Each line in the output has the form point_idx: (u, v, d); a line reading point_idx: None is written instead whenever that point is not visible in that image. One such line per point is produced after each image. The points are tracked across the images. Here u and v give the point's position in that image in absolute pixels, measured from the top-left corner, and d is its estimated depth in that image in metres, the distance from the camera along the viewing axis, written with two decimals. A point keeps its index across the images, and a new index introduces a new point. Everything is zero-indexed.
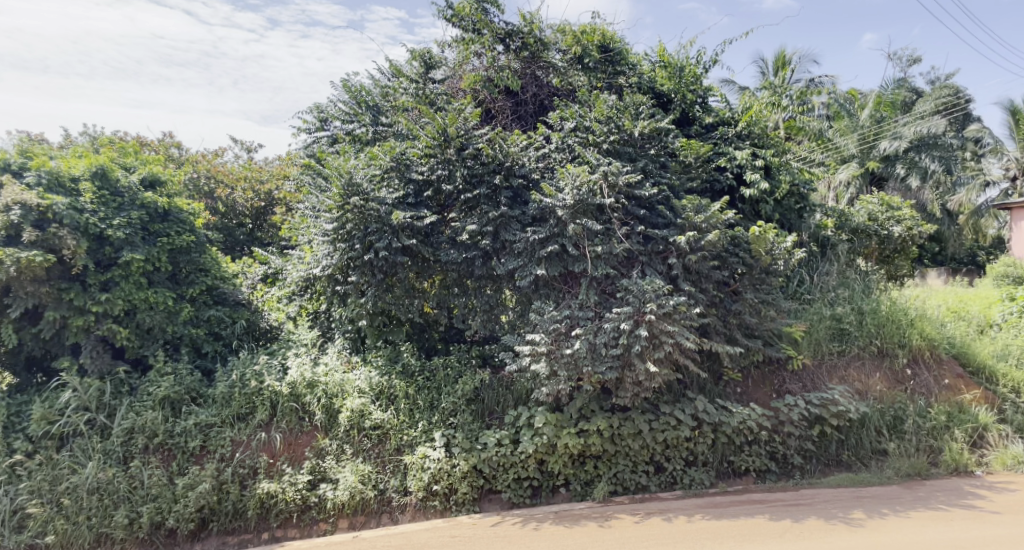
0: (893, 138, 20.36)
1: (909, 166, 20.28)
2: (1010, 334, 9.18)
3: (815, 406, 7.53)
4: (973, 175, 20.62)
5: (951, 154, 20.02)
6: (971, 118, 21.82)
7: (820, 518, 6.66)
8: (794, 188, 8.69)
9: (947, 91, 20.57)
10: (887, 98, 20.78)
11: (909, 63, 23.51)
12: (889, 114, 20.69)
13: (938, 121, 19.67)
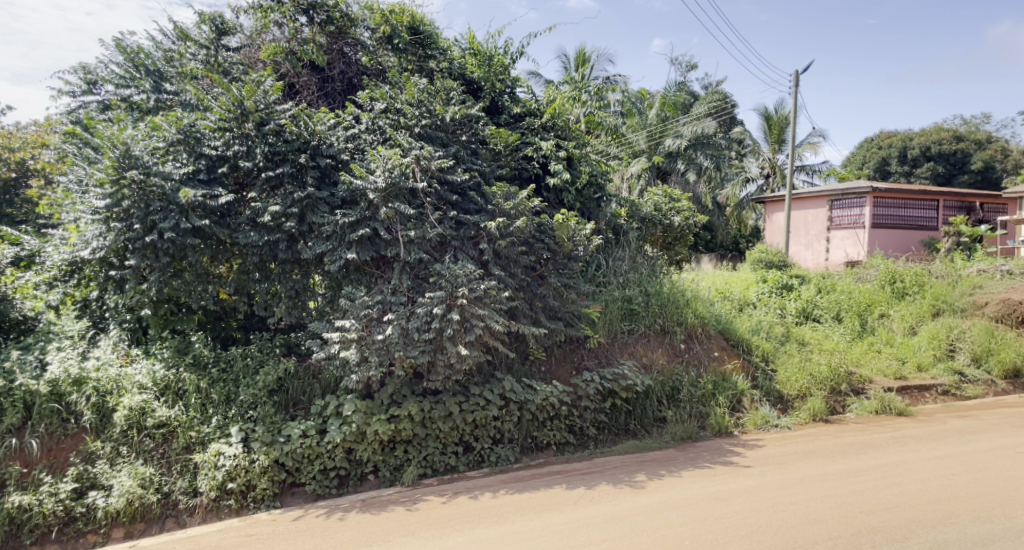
0: (675, 136, 24.40)
1: (687, 161, 24.50)
2: (761, 311, 10.75)
3: (608, 381, 8.21)
4: (737, 172, 25.04)
5: (719, 154, 24.47)
6: (735, 122, 26.64)
7: (609, 482, 7.31)
8: (594, 179, 9.40)
9: (717, 97, 25.41)
10: (670, 99, 24.67)
11: (685, 68, 26.85)
12: (671, 114, 24.59)
13: (709, 123, 24.09)
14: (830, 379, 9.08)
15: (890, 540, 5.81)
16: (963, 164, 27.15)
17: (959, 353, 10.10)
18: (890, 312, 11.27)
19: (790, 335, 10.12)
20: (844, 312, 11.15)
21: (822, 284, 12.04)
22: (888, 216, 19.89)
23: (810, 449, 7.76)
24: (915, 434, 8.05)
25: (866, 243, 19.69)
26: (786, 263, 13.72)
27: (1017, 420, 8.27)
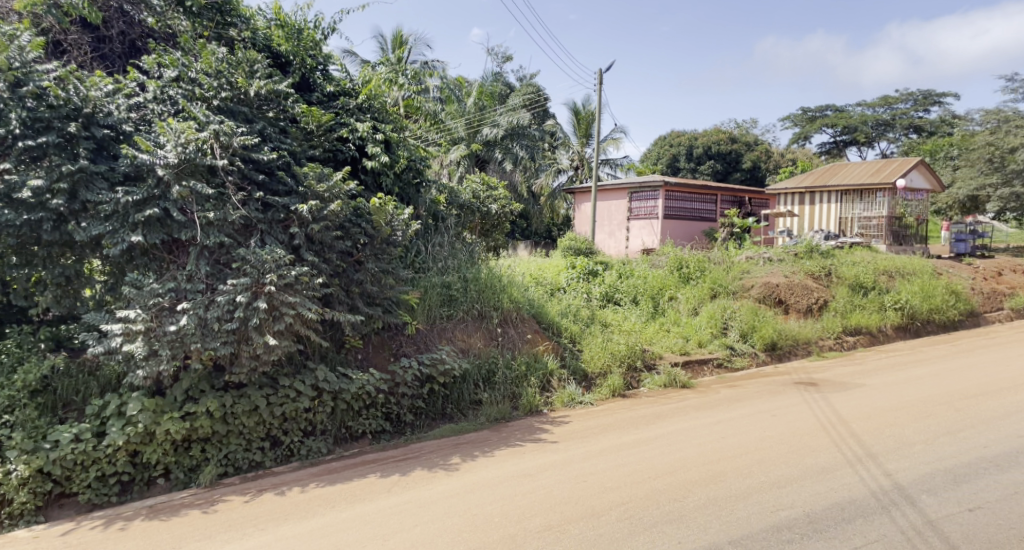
0: (493, 125, 25.77)
1: (505, 151, 25.78)
2: (570, 295, 11.44)
3: (425, 366, 8.25)
4: (550, 163, 26.80)
5: (534, 145, 26.40)
6: (547, 115, 28.53)
7: (423, 467, 7.36)
8: (412, 163, 9.44)
9: (531, 89, 27.07)
10: (487, 90, 26.20)
11: (501, 61, 28.04)
12: (488, 104, 26.08)
13: (524, 115, 25.71)
14: (628, 357, 9.88)
15: (671, 501, 6.57)
16: (736, 163, 33.11)
17: (730, 330, 11.42)
18: (677, 295, 12.40)
19: (595, 317, 10.86)
20: (640, 295, 12.19)
21: (623, 270, 13.02)
22: (677, 207, 22.38)
23: (609, 423, 8.47)
24: (696, 404, 9.07)
25: (658, 231, 22.06)
26: (592, 251, 14.71)
27: (774, 387, 9.67)
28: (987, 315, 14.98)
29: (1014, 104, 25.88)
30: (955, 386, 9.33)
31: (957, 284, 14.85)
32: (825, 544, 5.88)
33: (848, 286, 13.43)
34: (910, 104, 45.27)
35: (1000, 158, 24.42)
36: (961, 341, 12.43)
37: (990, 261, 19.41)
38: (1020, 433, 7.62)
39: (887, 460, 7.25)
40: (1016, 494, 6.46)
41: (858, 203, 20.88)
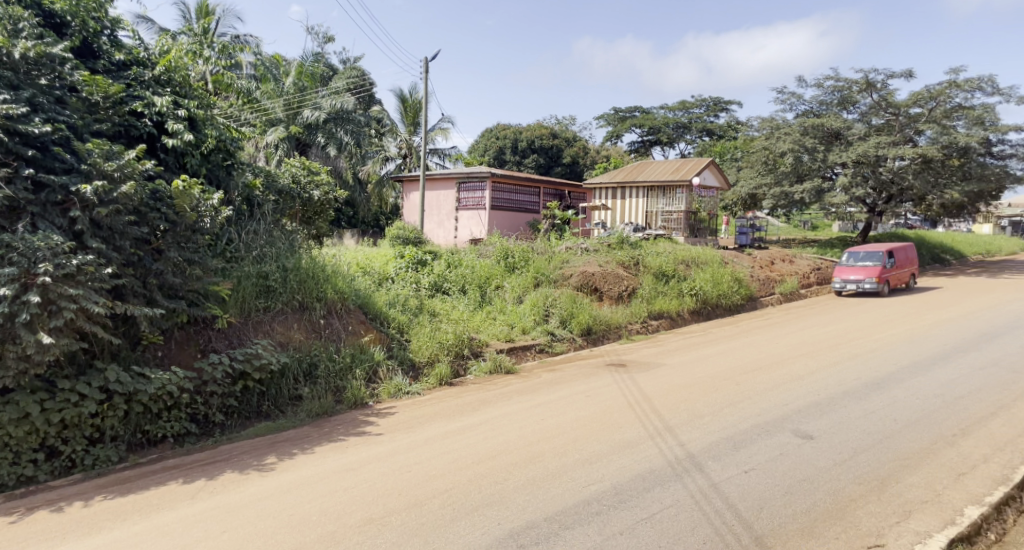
0: (313, 107, 26.65)
1: (327, 136, 27.00)
2: (398, 286, 11.39)
3: (238, 362, 7.75)
4: (377, 150, 29.13)
5: (358, 130, 27.89)
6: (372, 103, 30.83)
7: (233, 470, 6.88)
8: (222, 144, 9.01)
9: (355, 73, 28.98)
10: (306, 70, 27.05)
11: (323, 42, 29.66)
12: (308, 85, 26.79)
13: (347, 98, 26.95)
14: (455, 345, 10.05)
15: (492, 484, 6.82)
16: (557, 157, 38.95)
17: (551, 317, 11.98)
18: (503, 284, 12.74)
19: (423, 307, 10.85)
20: (468, 285, 12.36)
21: (451, 259, 13.09)
22: (501, 198, 23.36)
23: (434, 411, 8.58)
24: (519, 389, 9.45)
25: (485, 223, 22.98)
26: (421, 240, 14.66)
27: (589, 369, 10.36)
28: (763, 299, 17.19)
29: (782, 112, 29.41)
30: (739, 362, 10.62)
31: (739, 271, 16.88)
32: (628, 513, 6.43)
33: (654, 274, 14.67)
34: (703, 109, 52.36)
35: (774, 161, 27.96)
36: (741, 323, 14.24)
37: (766, 252, 22.32)
38: (785, 401, 8.88)
39: (681, 432, 8.16)
40: (781, 455, 7.56)
41: (661, 198, 23.07)
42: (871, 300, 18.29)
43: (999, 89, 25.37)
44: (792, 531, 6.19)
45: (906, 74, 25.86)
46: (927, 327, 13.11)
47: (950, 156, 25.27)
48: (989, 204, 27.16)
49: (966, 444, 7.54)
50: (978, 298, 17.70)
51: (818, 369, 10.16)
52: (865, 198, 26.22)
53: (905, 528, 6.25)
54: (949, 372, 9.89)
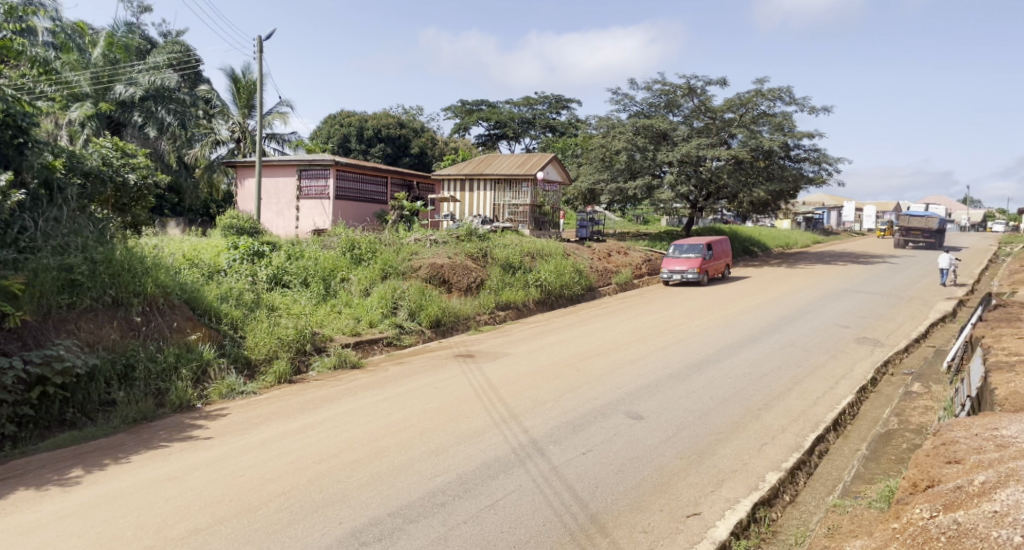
0: (128, 83, 27.46)
1: (147, 116, 28.02)
2: (231, 278, 10.90)
3: (35, 365, 6.94)
4: (206, 133, 30.28)
5: (181, 110, 28.95)
6: (199, 82, 31.95)
7: (28, 487, 6.10)
8: (9, 119, 8.18)
9: (176, 48, 30.47)
10: (119, 41, 27.48)
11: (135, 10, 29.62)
12: (121, 57, 27.54)
13: (168, 76, 27.98)
14: (296, 341, 9.90)
15: (334, 484, 6.66)
16: (404, 147, 42.46)
17: (399, 309, 12.05)
18: (349, 277, 12.60)
19: (260, 302, 10.51)
20: (311, 277, 12.09)
21: (291, 251, 12.72)
22: (347, 187, 23.52)
23: (271, 411, 8.27)
24: (364, 384, 9.37)
25: (329, 213, 23.13)
26: (256, 231, 14.91)
27: (436, 361, 10.49)
28: (600, 289, 18.24)
29: (616, 112, 31.21)
30: (579, 349, 11.19)
31: (581, 263, 17.76)
32: (473, 502, 6.61)
33: (501, 265, 15.23)
34: (546, 106, 56.40)
35: (610, 159, 29.55)
36: (582, 312, 15.02)
37: (603, 244, 23.65)
38: (620, 384, 9.51)
39: (525, 418, 8.48)
40: (614, 435, 8.15)
41: (507, 191, 23.72)
42: (693, 290, 20.06)
43: (794, 99, 28.80)
44: (622, 505, 6.74)
45: (720, 82, 28.56)
46: (738, 312, 14.65)
47: (757, 158, 28.34)
48: (788, 202, 30.83)
49: (768, 417, 8.50)
50: (780, 286, 20.07)
51: (648, 353, 10.97)
52: (689, 195, 28.53)
53: (718, 496, 6.95)
54: (756, 352, 11.12)
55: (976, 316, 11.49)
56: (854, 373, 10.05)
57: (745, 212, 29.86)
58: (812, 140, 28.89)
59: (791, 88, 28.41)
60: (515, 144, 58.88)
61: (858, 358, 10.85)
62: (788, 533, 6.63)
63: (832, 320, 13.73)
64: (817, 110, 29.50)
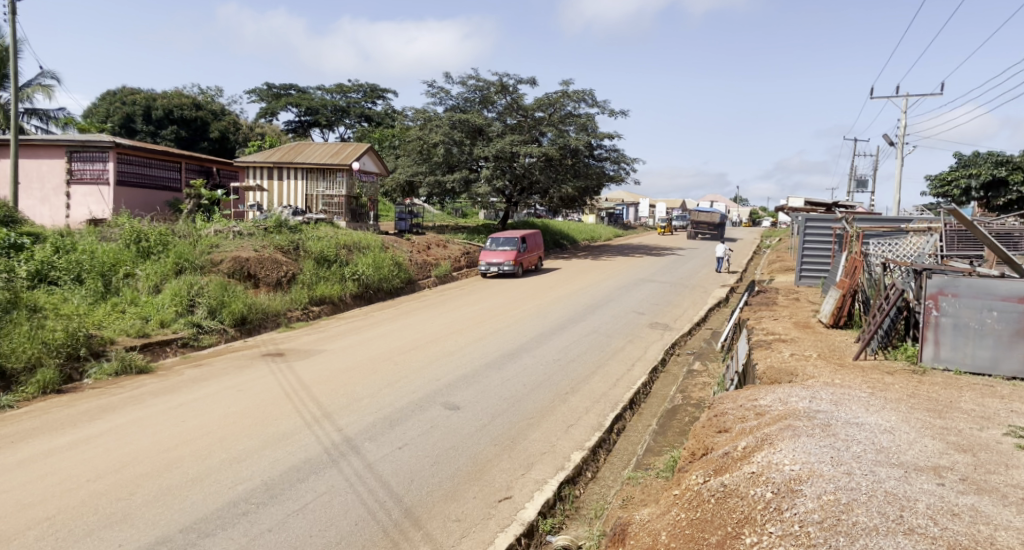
0: None
1: None
2: None
3: None
4: None
5: None
6: None
7: None
8: None
9: None
10: None
11: None
12: None
13: None
14: (66, 345, 9.08)
15: (114, 501, 6.04)
16: (202, 130, 41.58)
17: (197, 307, 11.75)
18: (134, 271, 12.05)
19: (19, 302, 9.42)
20: (85, 272, 11.46)
21: (62, 243, 11.97)
22: (128, 171, 21.34)
23: (33, 427, 7.41)
24: (154, 390, 8.84)
25: (109, 201, 20.78)
26: (12, 219, 13.70)
27: (241, 362, 10.22)
28: (420, 283, 18.78)
29: (432, 105, 31.45)
30: (396, 344, 11.34)
31: (399, 255, 18.29)
32: (279, 507, 6.29)
33: (314, 259, 15.30)
34: (360, 95, 58.27)
35: (428, 151, 29.99)
36: (399, 306, 15.73)
37: (422, 237, 23.62)
38: (439, 376, 9.67)
39: (339, 416, 8.24)
40: (431, 427, 8.16)
41: (321, 182, 23.54)
42: (507, 281, 20.91)
43: (596, 102, 31.21)
44: (437, 496, 6.77)
45: (530, 82, 30.11)
46: (549, 302, 15.58)
47: (565, 155, 30.45)
48: (592, 198, 33.39)
49: (574, 400, 9.10)
50: (587, 276, 21.66)
51: (465, 344, 11.36)
52: (504, 189, 29.95)
53: (528, 478, 7.25)
54: (564, 339, 11.90)
55: (742, 302, 13.30)
56: (647, 355, 11.11)
57: (555, 207, 31.96)
58: (611, 140, 31.70)
59: (593, 92, 30.77)
60: (328, 133, 58.66)
61: (651, 341, 12.02)
62: (589, 508, 7.11)
63: (630, 307, 15.07)
64: (615, 113, 32.36)
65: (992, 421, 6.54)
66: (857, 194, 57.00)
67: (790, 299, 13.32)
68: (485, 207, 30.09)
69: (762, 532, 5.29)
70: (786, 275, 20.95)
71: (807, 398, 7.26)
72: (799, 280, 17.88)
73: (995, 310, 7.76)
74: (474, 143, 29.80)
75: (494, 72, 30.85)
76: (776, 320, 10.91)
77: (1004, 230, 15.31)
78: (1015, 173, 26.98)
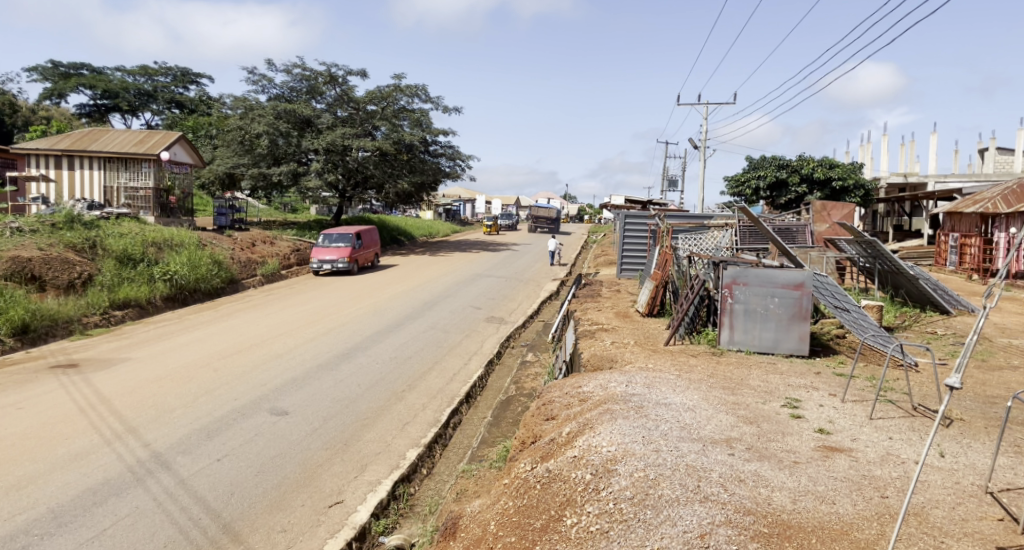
0: None
1: None
2: None
3: None
4: None
5: None
6: None
7: None
8: None
9: None
10: None
11: None
12: None
13: None
14: None
15: None
16: None
17: None
18: None
19: None
20: None
21: None
22: None
23: None
24: None
25: None
26: None
27: (23, 377, 9.15)
28: (244, 282, 18.37)
29: (254, 93, 29.95)
30: (214, 352, 10.77)
31: (219, 253, 17.73)
32: (70, 536, 5.63)
33: (115, 258, 14.31)
34: (170, 79, 54.60)
35: (250, 142, 28.73)
36: (221, 308, 15.13)
37: (245, 233, 22.58)
38: (263, 383, 9.32)
39: (146, 430, 7.59)
40: (255, 435, 7.75)
41: (122, 172, 21.64)
42: (341, 279, 20.61)
43: (430, 97, 31.43)
44: (261, 508, 6.39)
45: (361, 74, 29.73)
46: (385, 300, 15.52)
47: (400, 151, 30.53)
48: (428, 193, 33.65)
49: (410, 397, 9.12)
50: (424, 272, 21.88)
51: (294, 346, 11.22)
52: (336, 183, 29.30)
53: (361, 481, 7.06)
54: (399, 338, 11.94)
55: (570, 294, 14.07)
56: (483, 349, 11.49)
57: (391, 203, 32.02)
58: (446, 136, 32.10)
59: (425, 88, 30.96)
60: (132, 118, 53.72)
61: (487, 335, 12.44)
62: (424, 504, 7.01)
63: (468, 303, 15.45)
64: (449, 110, 32.92)
65: (773, 395, 7.47)
66: (669, 192, 62.26)
67: (613, 291, 14.37)
68: (315, 201, 29.22)
69: (581, 512, 5.49)
70: (610, 268, 22.48)
71: (624, 384, 7.86)
72: (620, 273, 19.17)
73: (777, 297, 8.80)
74: (302, 135, 29.10)
75: (322, 61, 29.97)
76: (600, 311, 11.83)
77: (784, 225, 17.55)
78: (793, 176, 30.91)
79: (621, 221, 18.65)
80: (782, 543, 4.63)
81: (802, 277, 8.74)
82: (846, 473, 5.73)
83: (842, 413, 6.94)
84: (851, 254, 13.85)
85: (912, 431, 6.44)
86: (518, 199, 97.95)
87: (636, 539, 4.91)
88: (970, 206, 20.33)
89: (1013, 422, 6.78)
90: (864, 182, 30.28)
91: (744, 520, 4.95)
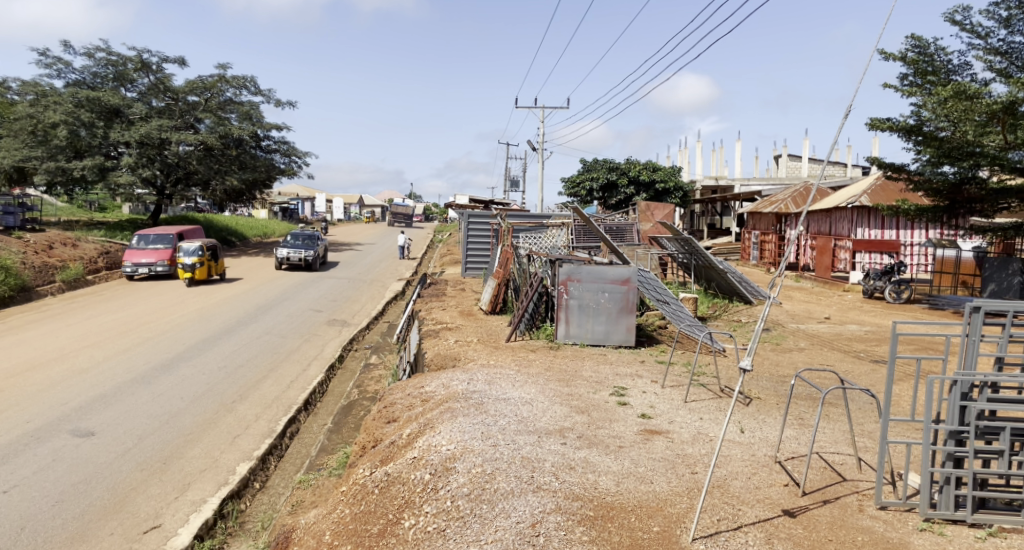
0: None
1: None
2: None
3: None
4: None
5: None
6: None
7: None
8: None
9: None
10: None
11: None
12: None
13: None
14: None
15: None
16: None
17: None
18: None
19: None
20: None
21: None
22: None
23: None
24: None
25: None
26: None
27: None
28: (38, 289, 16.41)
29: (48, 78, 26.80)
30: None
31: (5, 258, 15.76)
32: None
33: None
34: None
35: (42, 132, 25.38)
36: (9, 319, 13.33)
37: (40, 234, 19.96)
38: (64, 402, 8.40)
39: None
40: (53, 461, 6.93)
41: None
42: (160, 284, 19.04)
43: (260, 90, 30.01)
44: (57, 542, 5.65)
45: (178, 62, 27.64)
46: (214, 305, 14.53)
47: (228, 145, 29.19)
48: (262, 190, 32.57)
49: (241, 408, 8.64)
50: (257, 275, 20.75)
51: (104, 359, 10.20)
52: (153, 180, 27.05)
53: (182, 501, 6.45)
54: (230, 345, 11.26)
55: (415, 294, 14.02)
56: (324, 353, 11.13)
57: (218, 200, 30.44)
58: (280, 132, 31.15)
59: (254, 80, 29.48)
60: None
61: (328, 339, 12.06)
62: (256, 520, 6.49)
63: (308, 305, 14.91)
64: (281, 104, 31.73)
65: (602, 384, 7.92)
66: (511, 192, 64.05)
67: (456, 290, 14.52)
68: (128, 198, 26.77)
69: (419, 513, 5.33)
70: (455, 267, 22.68)
71: (465, 382, 7.95)
72: (464, 272, 19.52)
73: (607, 292, 9.37)
74: (110, 125, 26.61)
75: (131, 45, 27.48)
76: (444, 310, 11.95)
77: (615, 225, 18.73)
78: (621, 178, 33.01)
79: (464, 221, 18.95)
80: (604, 524, 4.83)
81: (628, 273, 9.38)
82: (663, 454, 6.14)
83: (661, 398, 7.51)
84: (669, 251, 15.07)
85: (718, 411, 7.11)
86: (366, 200, 95.66)
87: (471, 535, 4.87)
88: (769, 207, 23.36)
89: (797, 398, 7.73)
90: (681, 185, 33.19)
91: (572, 506, 5.11)
